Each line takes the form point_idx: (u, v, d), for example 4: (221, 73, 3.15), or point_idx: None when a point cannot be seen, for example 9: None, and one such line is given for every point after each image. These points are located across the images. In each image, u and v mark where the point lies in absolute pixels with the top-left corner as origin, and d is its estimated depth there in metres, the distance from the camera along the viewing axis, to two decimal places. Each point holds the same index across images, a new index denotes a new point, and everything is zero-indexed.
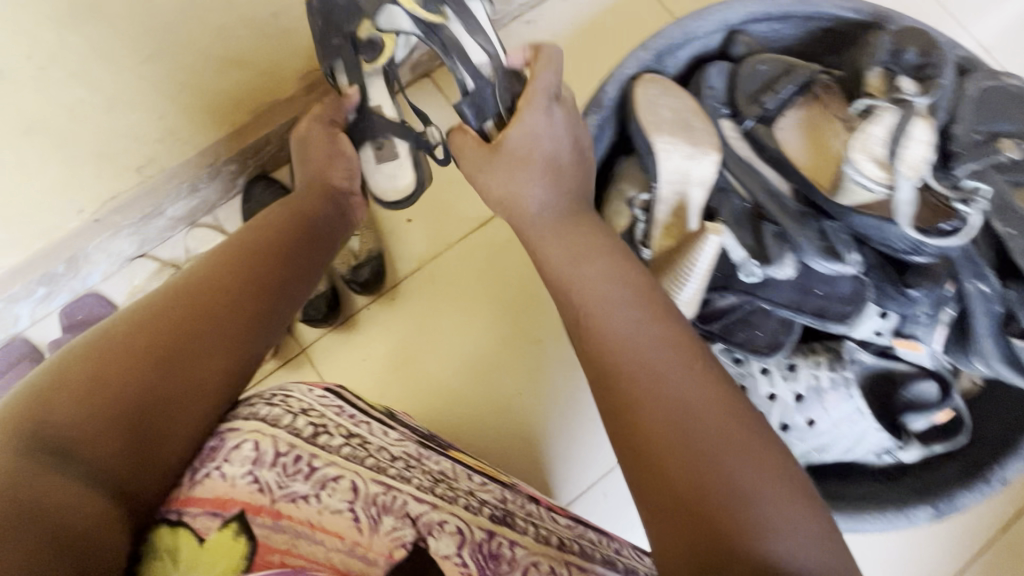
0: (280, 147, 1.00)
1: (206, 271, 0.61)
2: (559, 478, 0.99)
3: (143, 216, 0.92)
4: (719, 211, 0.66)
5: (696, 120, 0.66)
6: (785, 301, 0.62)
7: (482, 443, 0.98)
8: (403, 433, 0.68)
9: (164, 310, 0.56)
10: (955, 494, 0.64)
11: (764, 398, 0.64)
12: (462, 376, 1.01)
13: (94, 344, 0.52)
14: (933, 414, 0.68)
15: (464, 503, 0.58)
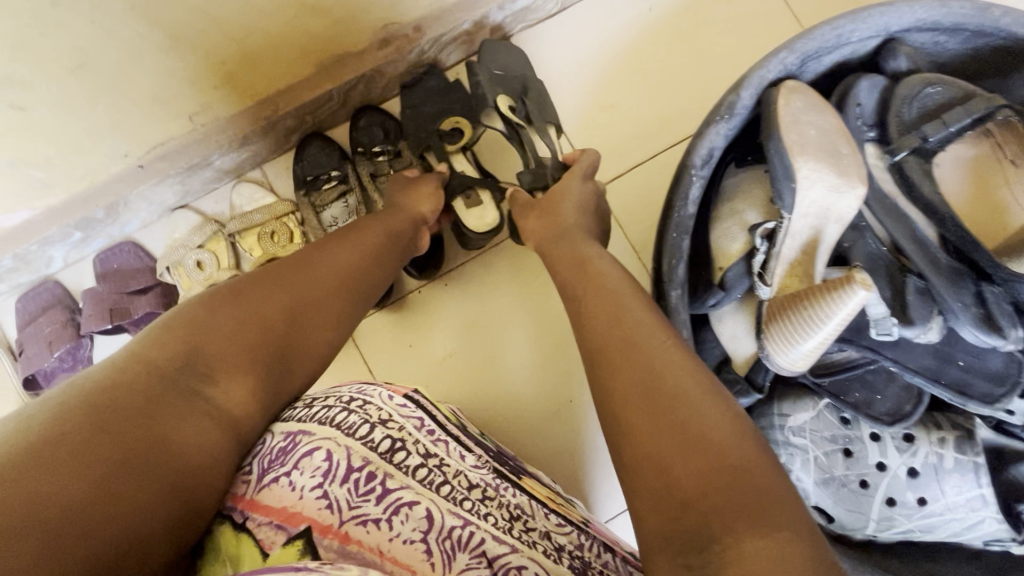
0: (342, 105, 0.91)
1: (318, 265, 0.65)
2: (597, 492, 0.91)
3: (189, 166, 0.85)
4: (852, 253, 0.58)
5: (844, 145, 0.57)
6: (917, 367, 0.55)
7: (521, 445, 0.92)
8: (478, 455, 0.60)
9: (284, 293, 0.59)
10: None
11: (874, 468, 0.57)
12: (509, 375, 0.94)
13: (218, 309, 0.55)
14: None
15: (546, 549, 0.50)
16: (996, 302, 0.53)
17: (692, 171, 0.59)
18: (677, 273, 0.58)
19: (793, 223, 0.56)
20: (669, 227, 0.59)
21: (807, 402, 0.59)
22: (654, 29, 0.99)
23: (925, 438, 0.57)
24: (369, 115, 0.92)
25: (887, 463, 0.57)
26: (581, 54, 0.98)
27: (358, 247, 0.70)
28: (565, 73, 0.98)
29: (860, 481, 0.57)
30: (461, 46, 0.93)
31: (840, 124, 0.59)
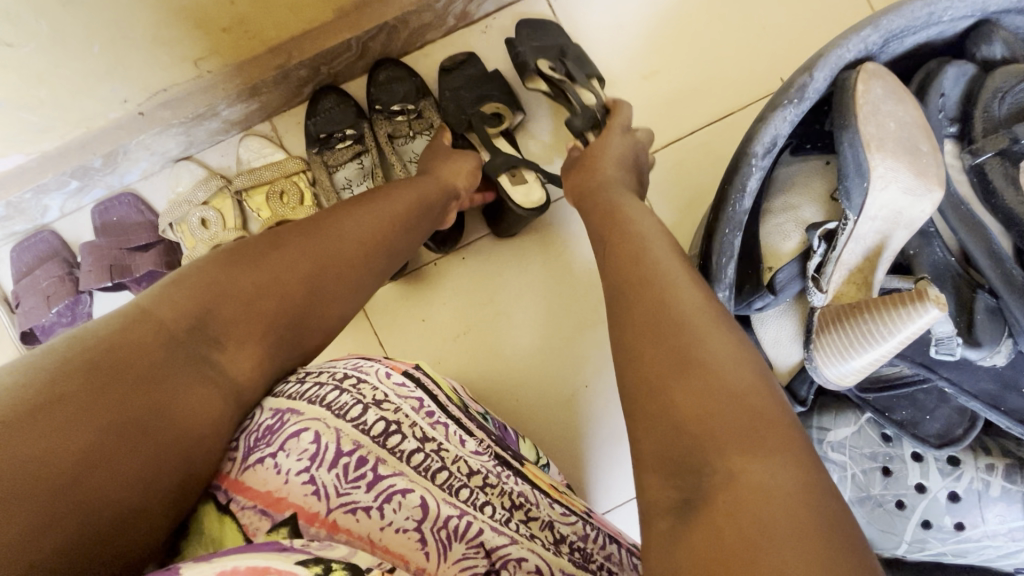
0: (360, 57, 0.84)
1: (343, 231, 0.60)
2: (600, 482, 0.90)
3: (195, 116, 0.78)
4: (917, 261, 0.54)
5: (925, 142, 0.51)
6: (976, 391, 0.51)
7: (531, 431, 0.89)
8: (481, 438, 0.55)
9: (305, 261, 0.54)
10: None
11: (912, 489, 0.56)
12: (516, 352, 0.91)
13: (236, 269, 0.51)
14: None
15: (546, 543, 0.47)
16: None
17: (752, 161, 0.53)
18: (725, 272, 0.54)
19: (859, 226, 0.51)
20: (721, 222, 0.54)
21: (850, 416, 0.58)
22: None
23: (973, 463, 0.56)
24: (387, 70, 0.85)
25: (926, 485, 0.56)
26: (621, 14, 0.90)
27: (383, 204, 0.66)
28: (602, 32, 0.90)
29: (896, 501, 0.57)
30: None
31: (922, 118, 0.52)
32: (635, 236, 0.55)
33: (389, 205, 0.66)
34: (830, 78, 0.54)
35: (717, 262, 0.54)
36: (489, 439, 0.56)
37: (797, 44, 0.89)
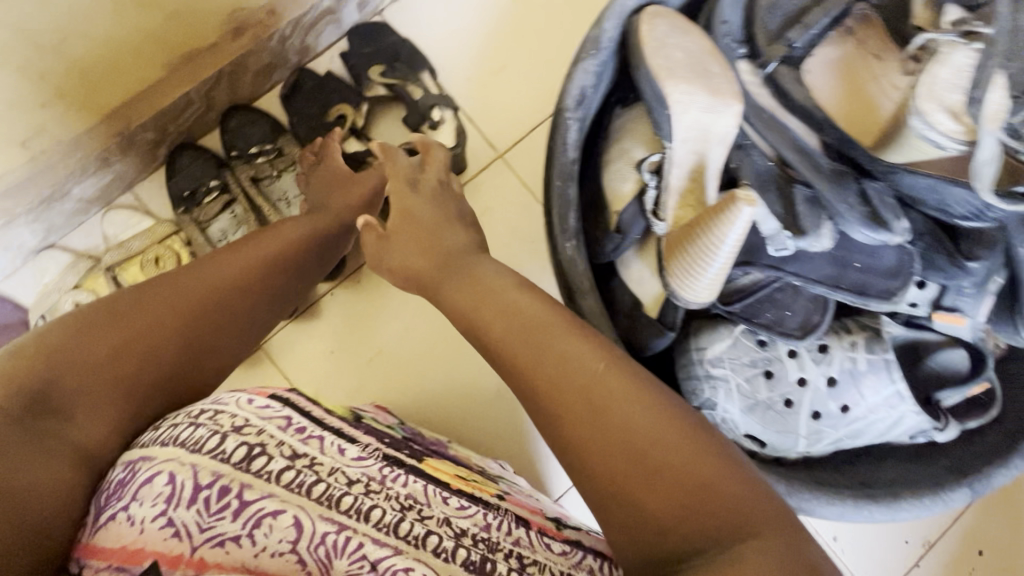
0: (207, 108, 0.84)
1: (222, 271, 0.57)
2: (544, 469, 0.89)
3: (43, 199, 0.76)
4: (739, 173, 0.57)
5: (714, 64, 0.56)
6: (818, 276, 0.54)
7: (465, 435, 0.88)
8: (366, 444, 0.50)
9: (178, 305, 0.52)
10: (992, 475, 0.56)
11: (795, 385, 0.58)
12: (435, 361, 0.90)
13: (101, 318, 0.48)
14: (969, 387, 0.59)
15: (437, 550, 0.42)
16: (886, 198, 0.53)
17: (567, 114, 0.55)
18: (568, 222, 0.55)
19: (673, 150, 0.54)
20: (554, 175, 0.56)
21: (722, 331, 0.60)
22: None
23: (839, 344, 0.59)
24: (239, 115, 0.86)
25: (805, 377, 0.58)
26: (459, 19, 0.94)
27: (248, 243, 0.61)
28: (444, 40, 0.93)
29: (783, 400, 0.58)
30: (329, 26, 0.88)
31: (708, 44, 0.56)
32: None
33: (253, 240, 0.62)
34: (624, 23, 0.57)
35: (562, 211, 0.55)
36: (379, 444, 0.52)
37: None
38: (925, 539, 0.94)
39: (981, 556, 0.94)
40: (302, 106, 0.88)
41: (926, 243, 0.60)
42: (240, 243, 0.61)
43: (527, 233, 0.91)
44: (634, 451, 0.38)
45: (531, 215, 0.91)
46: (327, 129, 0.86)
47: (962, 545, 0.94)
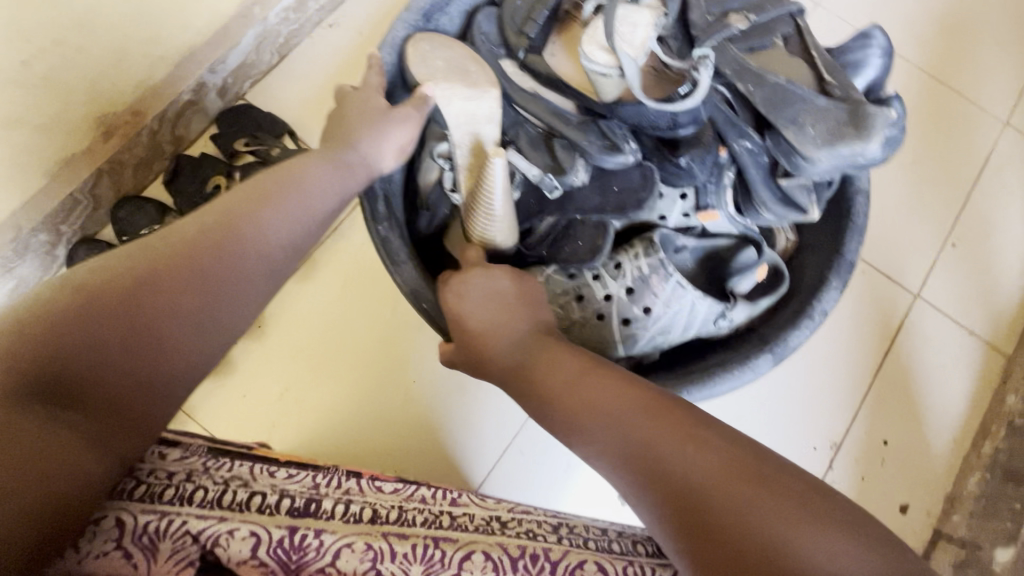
0: (96, 205, 0.95)
1: (185, 296, 0.53)
2: (465, 460, 0.96)
3: None
4: (514, 140, 0.76)
5: (472, 65, 0.73)
6: (593, 205, 0.77)
7: (383, 446, 0.95)
8: (190, 448, 0.60)
9: (144, 342, 0.50)
10: (788, 337, 0.72)
11: (604, 299, 0.77)
12: (348, 387, 0.98)
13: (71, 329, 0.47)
14: (754, 273, 0.79)
15: (261, 505, 0.51)
16: (615, 130, 0.76)
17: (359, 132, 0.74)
18: (377, 211, 0.73)
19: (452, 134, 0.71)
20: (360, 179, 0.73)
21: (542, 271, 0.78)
22: (365, 47, 1.13)
23: (628, 259, 0.78)
24: (127, 205, 0.97)
25: (611, 292, 0.77)
26: (311, 89, 1.10)
27: (206, 249, 0.55)
28: (303, 109, 1.09)
29: (598, 313, 0.77)
30: (196, 115, 1.01)
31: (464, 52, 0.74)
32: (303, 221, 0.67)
33: (208, 247, 0.55)
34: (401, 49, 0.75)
35: (371, 206, 0.72)
36: (205, 447, 0.62)
37: None
38: (833, 442, 1.01)
39: (886, 446, 1.01)
40: (184, 187, 1.00)
41: (655, 157, 0.78)
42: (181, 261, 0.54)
43: None
44: (750, 531, 0.45)
45: None
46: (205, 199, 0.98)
47: (868, 442, 1.01)
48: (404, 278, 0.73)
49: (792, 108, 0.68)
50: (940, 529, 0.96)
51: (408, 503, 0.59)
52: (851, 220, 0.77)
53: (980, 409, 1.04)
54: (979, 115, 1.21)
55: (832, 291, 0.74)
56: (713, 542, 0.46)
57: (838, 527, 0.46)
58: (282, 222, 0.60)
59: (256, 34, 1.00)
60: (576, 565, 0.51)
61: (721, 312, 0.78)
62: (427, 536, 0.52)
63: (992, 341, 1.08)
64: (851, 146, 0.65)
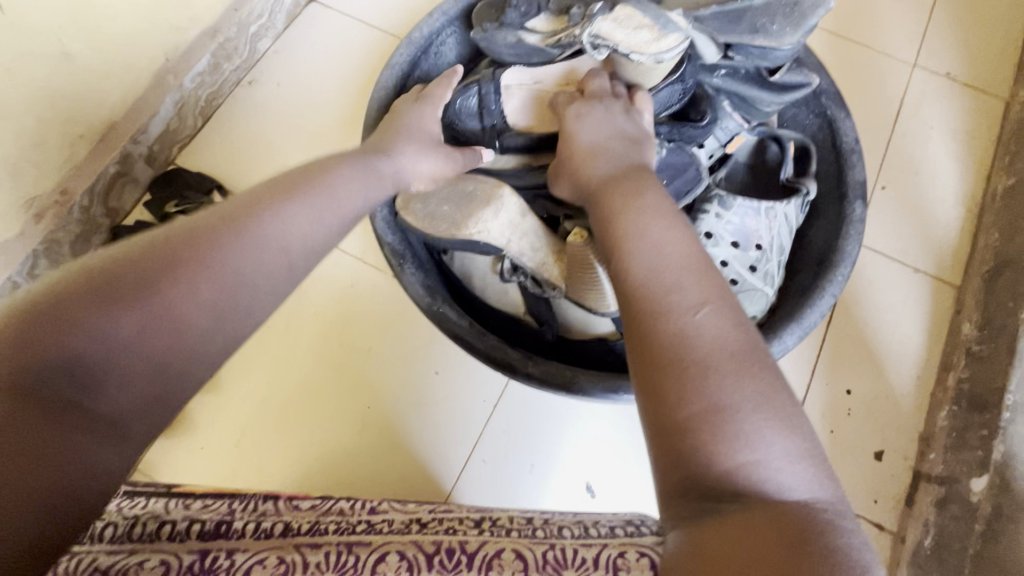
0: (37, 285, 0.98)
1: (188, 288, 0.46)
2: (428, 480, 0.95)
3: None
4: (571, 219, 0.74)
5: (466, 184, 0.68)
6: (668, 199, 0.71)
7: (346, 480, 0.95)
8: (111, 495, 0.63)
9: (142, 341, 0.44)
10: (857, 176, 0.73)
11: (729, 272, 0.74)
12: (303, 428, 0.97)
13: (66, 314, 0.42)
14: (789, 156, 0.77)
15: (170, 535, 0.52)
16: None
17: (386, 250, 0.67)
18: (410, 273, 0.66)
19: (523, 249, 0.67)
20: (389, 260, 0.67)
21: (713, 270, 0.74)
22: (282, 97, 1.17)
23: (715, 225, 0.74)
24: None
25: (724, 262, 0.73)
26: (236, 145, 1.14)
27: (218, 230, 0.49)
28: (230, 162, 1.13)
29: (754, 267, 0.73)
30: (127, 186, 1.06)
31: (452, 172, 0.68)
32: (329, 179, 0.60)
33: (212, 232, 0.48)
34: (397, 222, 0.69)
35: (396, 256, 0.67)
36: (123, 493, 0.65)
37: (367, 88, 1.17)
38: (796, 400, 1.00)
39: (850, 395, 1.01)
40: None
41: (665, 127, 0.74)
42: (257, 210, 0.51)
43: (344, 281, 1.04)
44: (656, 295, 0.47)
45: (340, 264, 1.05)
46: None
47: (832, 395, 1.01)
48: (487, 346, 0.64)
49: (746, 20, 0.65)
50: (919, 471, 0.95)
51: (324, 516, 0.59)
52: (805, 63, 0.75)
53: (939, 343, 1.03)
54: (888, 61, 1.23)
55: (844, 118, 0.75)
56: (670, 362, 0.43)
57: (744, 348, 0.44)
58: (297, 212, 0.52)
59: (175, 99, 1.06)
60: (492, 555, 0.51)
61: (802, 200, 0.74)
62: (341, 543, 0.51)
63: (939, 275, 1.08)
64: (819, 11, 0.64)
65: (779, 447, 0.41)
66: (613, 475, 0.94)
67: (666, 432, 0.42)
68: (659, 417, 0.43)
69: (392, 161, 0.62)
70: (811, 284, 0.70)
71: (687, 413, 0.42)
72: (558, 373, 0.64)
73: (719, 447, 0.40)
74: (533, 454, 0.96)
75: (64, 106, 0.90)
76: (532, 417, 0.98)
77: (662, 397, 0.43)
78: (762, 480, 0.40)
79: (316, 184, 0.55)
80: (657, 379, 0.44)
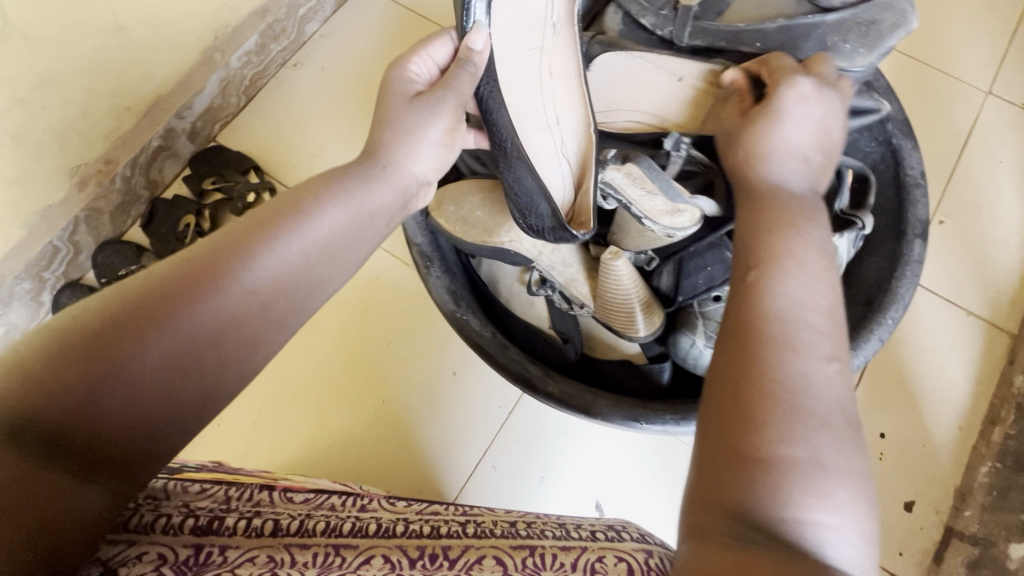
0: (77, 250, 1.00)
1: (184, 329, 0.41)
2: (437, 476, 0.94)
3: None
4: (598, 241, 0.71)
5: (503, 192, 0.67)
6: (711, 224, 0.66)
7: (353, 469, 0.95)
8: None
9: (158, 367, 0.40)
10: (918, 212, 0.68)
11: None
12: (314, 415, 0.98)
13: (85, 338, 0.38)
14: (846, 183, 0.71)
15: (165, 526, 0.47)
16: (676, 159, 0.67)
17: (415, 246, 0.66)
18: (434, 276, 0.65)
19: (548, 263, 0.64)
20: (417, 261, 0.65)
21: None
22: (326, 82, 1.17)
23: None
24: (108, 249, 1.03)
25: None
26: (277, 127, 1.14)
27: (201, 277, 0.42)
28: (268, 141, 1.14)
29: None
30: (168, 160, 1.07)
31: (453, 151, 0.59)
32: (327, 177, 0.51)
33: (251, 238, 0.45)
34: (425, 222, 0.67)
35: (420, 252, 0.65)
36: None
37: None
38: None
39: (885, 440, 0.95)
40: (159, 226, 1.05)
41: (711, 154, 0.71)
42: (291, 207, 0.48)
43: (372, 273, 1.04)
44: (782, 322, 0.41)
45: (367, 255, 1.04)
46: (176, 238, 1.03)
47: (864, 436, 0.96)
48: (506, 357, 0.62)
49: (819, 35, 0.64)
50: (951, 528, 0.90)
51: (317, 511, 0.57)
52: (873, 87, 0.71)
53: (986, 394, 0.97)
54: (961, 86, 1.15)
55: (908, 148, 0.70)
56: (764, 391, 0.39)
57: (843, 412, 0.39)
58: (284, 250, 0.46)
59: (221, 78, 1.06)
60: (474, 561, 0.49)
61: (857, 234, 0.69)
62: (329, 544, 0.49)
63: (995, 320, 1.01)
64: (897, 33, 0.64)
65: (846, 509, 0.36)
66: (623, 493, 0.92)
67: (736, 457, 0.37)
68: (730, 438, 0.38)
69: (397, 169, 0.54)
70: (856, 325, 0.66)
71: (768, 444, 0.37)
72: (578, 395, 0.61)
73: (789, 488, 0.36)
74: (543, 465, 0.94)
75: (112, 76, 0.91)
76: (546, 426, 0.96)
77: (748, 420, 0.38)
78: (817, 536, 0.35)
79: (307, 208, 0.48)
80: (751, 403, 0.38)
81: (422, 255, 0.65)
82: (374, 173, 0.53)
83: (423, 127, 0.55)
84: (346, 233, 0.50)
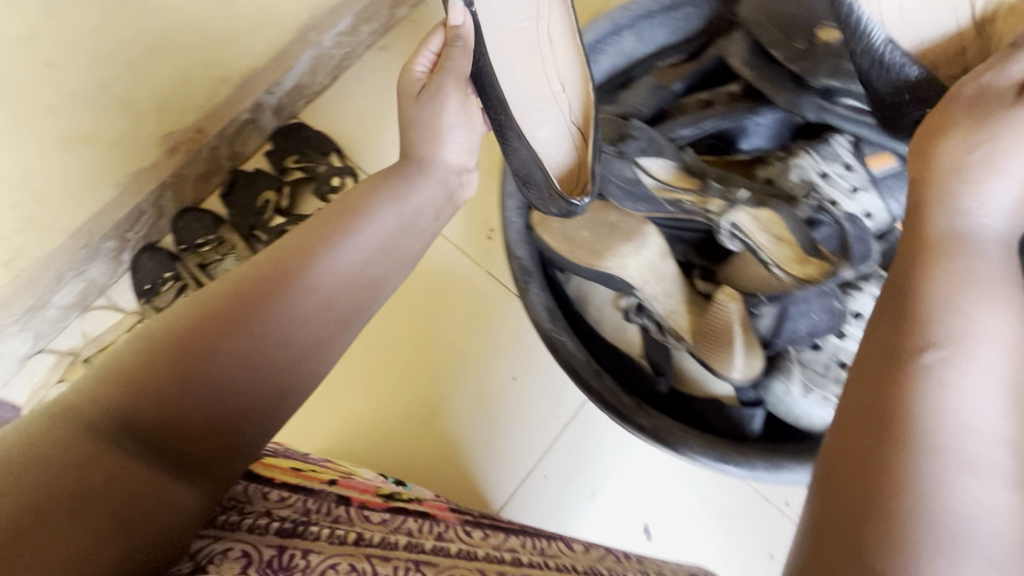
0: (159, 214, 1.02)
1: (258, 332, 0.51)
2: (488, 479, 0.95)
3: (27, 310, 0.92)
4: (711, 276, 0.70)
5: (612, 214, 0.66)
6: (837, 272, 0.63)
7: (406, 461, 0.96)
8: None
9: (240, 364, 0.49)
10: None
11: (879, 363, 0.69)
12: (373, 402, 0.99)
13: (182, 342, 0.48)
14: None
15: (250, 526, 0.47)
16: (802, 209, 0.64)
17: (516, 260, 0.66)
18: (533, 294, 0.65)
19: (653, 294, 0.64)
20: (516, 275, 0.65)
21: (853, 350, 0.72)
22: None
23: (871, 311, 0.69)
24: (188, 216, 1.05)
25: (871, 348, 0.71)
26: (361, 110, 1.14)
27: (267, 293, 0.53)
28: (350, 123, 1.13)
29: None
30: (253, 133, 1.08)
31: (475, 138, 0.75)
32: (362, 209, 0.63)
33: (304, 260, 0.56)
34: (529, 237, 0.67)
35: (520, 266, 0.65)
36: None
37: None
38: None
39: None
40: (239, 198, 1.06)
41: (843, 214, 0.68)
42: (331, 234, 0.59)
43: (442, 268, 1.04)
44: (941, 433, 0.41)
45: (439, 250, 1.04)
46: (256, 213, 1.05)
47: None
48: (598, 384, 0.62)
49: None
50: None
51: (395, 529, 0.53)
52: None
53: None
54: None
55: None
56: (899, 488, 0.39)
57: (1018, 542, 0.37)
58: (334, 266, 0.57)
59: (312, 56, 1.06)
60: None
61: None
62: (411, 560, 0.47)
63: None
64: None
65: None
66: (672, 518, 0.93)
67: (864, 546, 0.37)
68: (857, 525, 0.38)
69: (430, 164, 0.71)
70: None
71: (902, 543, 0.36)
72: (669, 430, 0.61)
73: (925, 537, 0.37)
74: (595, 481, 0.94)
75: (214, 47, 0.91)
76: (602, 443, 0.95)
77: (880, 513, 0.38)
78: None
79: (351, 234, 0.60)
80: (886, 497, 0.38)
81: (526, 272, 0.66)
82: (412, 189, 0.68)
83: (450, 124, 0.72)
84: (379, 252, 0.61)
